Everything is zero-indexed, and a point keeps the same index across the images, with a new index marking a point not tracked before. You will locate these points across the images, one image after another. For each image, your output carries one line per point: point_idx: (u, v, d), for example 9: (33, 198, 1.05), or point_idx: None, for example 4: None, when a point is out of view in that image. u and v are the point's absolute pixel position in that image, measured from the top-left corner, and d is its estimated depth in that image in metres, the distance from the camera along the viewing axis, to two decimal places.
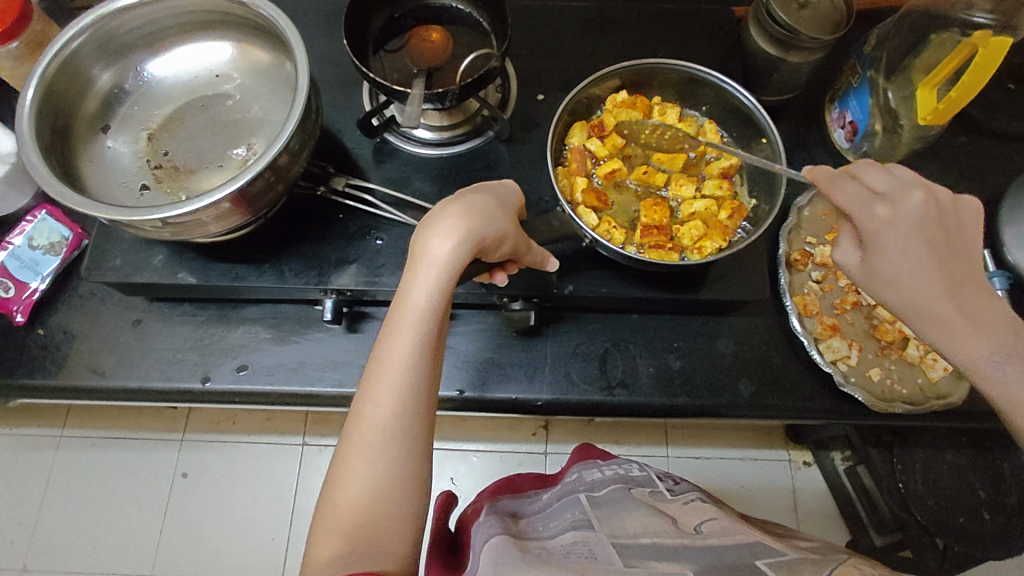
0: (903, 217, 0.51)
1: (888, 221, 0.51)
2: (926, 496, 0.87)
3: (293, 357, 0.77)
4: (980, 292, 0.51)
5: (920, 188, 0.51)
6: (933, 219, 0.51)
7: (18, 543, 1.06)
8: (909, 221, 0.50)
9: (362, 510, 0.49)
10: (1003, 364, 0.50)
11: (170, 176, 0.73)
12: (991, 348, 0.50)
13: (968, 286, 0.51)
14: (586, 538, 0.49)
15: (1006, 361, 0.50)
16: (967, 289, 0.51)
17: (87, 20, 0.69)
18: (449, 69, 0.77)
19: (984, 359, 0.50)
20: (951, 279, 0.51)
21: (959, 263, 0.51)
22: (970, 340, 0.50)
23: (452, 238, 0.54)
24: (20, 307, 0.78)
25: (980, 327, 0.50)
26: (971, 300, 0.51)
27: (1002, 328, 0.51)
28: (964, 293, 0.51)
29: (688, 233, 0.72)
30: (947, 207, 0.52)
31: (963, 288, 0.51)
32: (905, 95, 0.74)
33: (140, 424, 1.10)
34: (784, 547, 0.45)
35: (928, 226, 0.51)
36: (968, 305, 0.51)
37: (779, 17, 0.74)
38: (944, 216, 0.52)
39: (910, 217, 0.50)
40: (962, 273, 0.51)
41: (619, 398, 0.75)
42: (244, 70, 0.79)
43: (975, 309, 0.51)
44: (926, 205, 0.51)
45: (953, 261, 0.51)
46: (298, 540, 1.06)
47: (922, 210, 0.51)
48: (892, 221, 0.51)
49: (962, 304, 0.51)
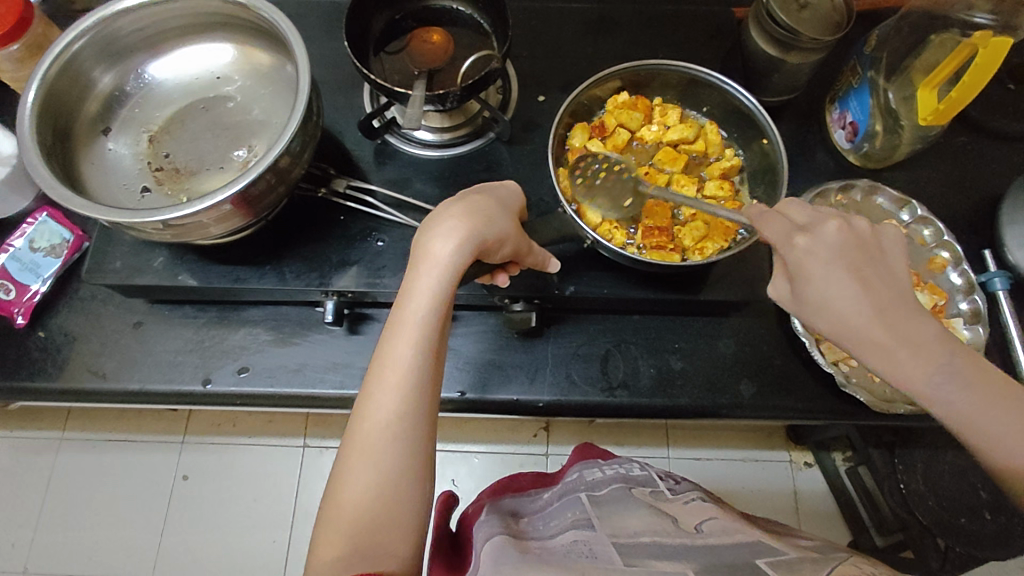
0: (825, 247, 0.49)
1: (809, 251, 0.50)
2: (927, 496, 0.88)
3: (294, 360, 0.77)
4: (912, 315, 0.49)
5: (836, 218, 0.51)
6: (854, 247, 0.50)
7: (18, 546, 1.05)
8: (829, 250, 0.49)
9: (367, 511, 0.49)
10: (943, 385, 0.48)
11: (170, 178, 0.73)
12: (932, 370, 0.48)
13: (900, 311, 0.49)
14: (586, 537, 0.48)
15: (946, 382, 0.48)
16: (898, 313, 0.49)
17: (88, 22, 0.69)
18: (450, 71, 0.77)
19: (926, 382, 0.48)
20: (881, 304, 0.49)
21: (887, 287, 0.49)
22: (909, 365, 0.48)
23: (455, 239, 0.54)
24: (21, 310, 0.78)
25: (916, 350, 0.48)
26: (906, 324, 0.49)
27: (939, 350, 0.49)
28: (897, 317, 0.49)
29: (688, 234, 0.72)
30: (865, 234, 0.51)
31: (896, 312, 0.49)
32: (906, 95, 0.74)
33: (140, 426, 1.10)
34: (784, 547, 0.45)
35: (850, 252, 0.49)
36: (903, 329, 0.49)
37: (779, 18, 0.74)
38: (864, 242, 0.51)
39: (829, 246, 0.49)
40: (894, 297, 0.49)
41: (620, 399, 0.75)
42: (245, 72, 0.79)
43: (912, 333, 0.49)
44: (843, 233, 0.50)
45: (881, 285, 0.49)
46: (299, 542, 1.06)
47: (839, 238, 0.50)
48: (815, 252, 0.49)
49: (896, 329, 0.48)
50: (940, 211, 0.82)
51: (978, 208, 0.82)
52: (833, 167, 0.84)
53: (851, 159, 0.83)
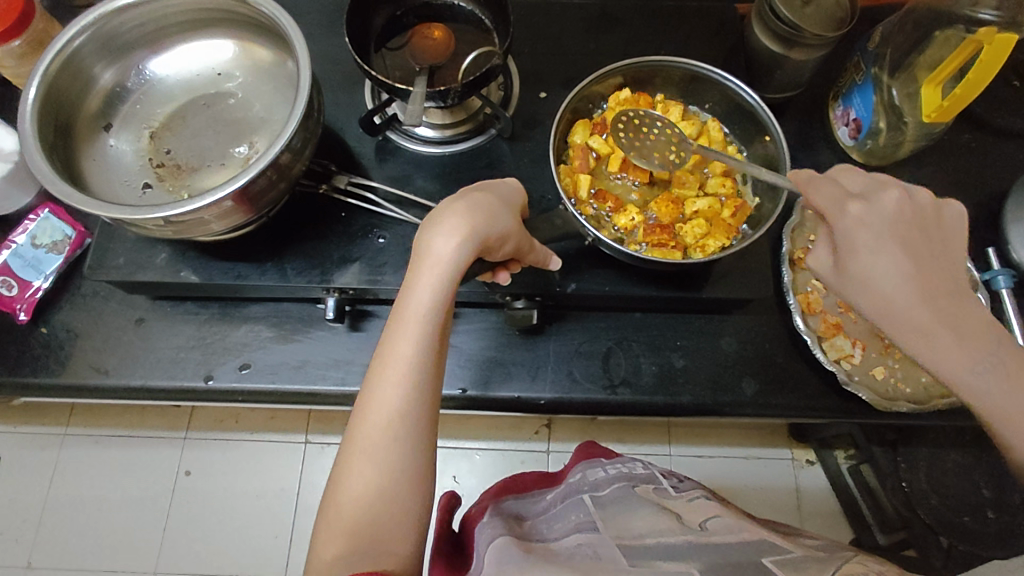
0: (880, 219, 0.51)
1: (861, 221, 0.52)
2: (930, 496, 0.87)
3: (295, 356, 0.77)
4: (956, 299, 0.51)
5: (896, 190, 0.53)
6: (909, 222, 0.52)
7: (21, 540, 1.06)
8: (884, 222, 0.51)
9: (364, 509, 0.49)
10: (982, 371, 0.50)
11: (172, 175, 0.73)
12: (971, 353, 0.50)
13: (946, 293, 0.51)
14: (590, 539, 0.48)
15: (987, 366, 0.50)
16: (943, 291, 0.51)
17: (89, 19, 0.69)
18: (451, 67, 0.77)
19: (964, 365, 0.50)
20: (929, 284, 0.51)
21: (938, 267, 0.52)
22: (950, 346, 0.50)
23: (456, 236, 0.54)
24: (23, 306, 0.78)
25: (959, 332, 0.50)
26: (950, 305, 0.51)
27: (979, 331, 0.51)
28: (941, 297, 0.51)
29: (690, 232, 0.72)
30: (923, 210, 0.53)
31: (940, 293, 0.51)
32: (910, 91, 0.74)
33: (142, 422, 1.10)
34: (787, 543, 0.45)
35: (903, 229, 0.51)
36: (948, 311, 0.51)
37: (783, 14, 0.74)
38: (918, 219, 0.52)
39: (885, 218, 0.51)
40: (940, 275, 0.52)
41: (622, 397, 0.75)
42: (246, 68, 0.79)
43: (956, 315, 0.51)
44: (900, 207, 0.52)
45: (932, 265, 0.51)
46: (300, 537, 1.06)
47: (896, 210, 0.51)
48: (869, 224, 0.51)
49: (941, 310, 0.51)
50: None
51: (982, 206, 0.81)
52: (836, 164, 0.83)
53: (856, 157, 0.82)
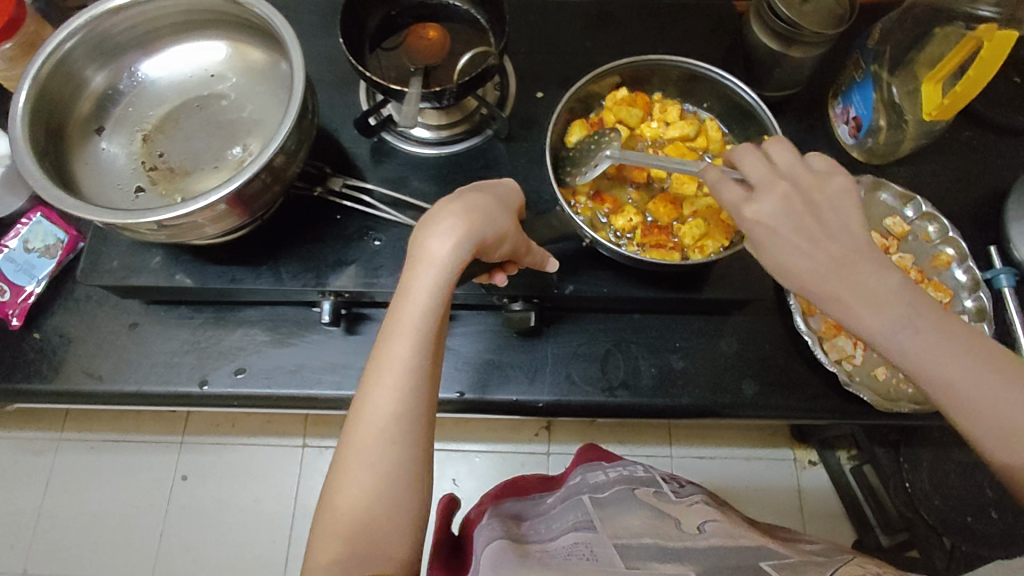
0: (773, 212, 0.50)
1: (756, 220, 0.50)
2: (933, 496, 0.87)
3: (291, 360, 0.76)
4: (867, 270, 0.47)
5: (785, 180, 0.51)
6: (800, 208, 0.50)
7: (17, 547, 1.05)
8: (775, 212, 0.50)
9: (361, 515, 0.48)
10: (904, 339, 0.46)
11: (165, 178, 0.72)
12: (892, 322, 0.46)
13: (852, 267, 0.48)
14: (587, 538, 0.48)
15: (909, 335, 0.46)
16: (853, 264, 0.48)
17: (79, 21, 0.68)
18: (447, 67, 0.76)
19: (889, 335, 0.46)
20: (835, 261, 0.48)
21: (841, 242, 0.48)
22: (865, 318, 0.47)
23: (454, 237, 0.53)
24: (16, 311, 0.77)
25: (870, 303, 0.47)
26: (859, 278, 0.47)
27: (901, 300, 0.46)
28: (850, 271, 0.48)
29: (688, 232, 0.71)
30: (814, 191, 0.50)
31: (846, 267, 0.48)
32: (910, 89, 0.73)
33: (138, 427, 1.09)
34: (788, 551, 0.44)
35: (795, 217, 0.49)
36: (856, 285, 0.47)
37: (781, 12, 0.73)
38: (814, 202, 0.50)
39: (777, 208, 0.50)
40: (845, 248, 0.48)
41: (621, 399, 0.74)
42: (239, 70, 0.78)
43: (866, 287, 0.47)
44: (788, 198, 0.50)
45: (833, 242, 0.48)
46: (298, 542, 1.06)
47: (786, 201, 0.50)
48: (763, 220, 0.50)
49: (847, 285, 0.47)
50: (945, 207, 0.81)
51: (983, 204, 0.81)
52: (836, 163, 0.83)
53: (855, 156, 0.81)
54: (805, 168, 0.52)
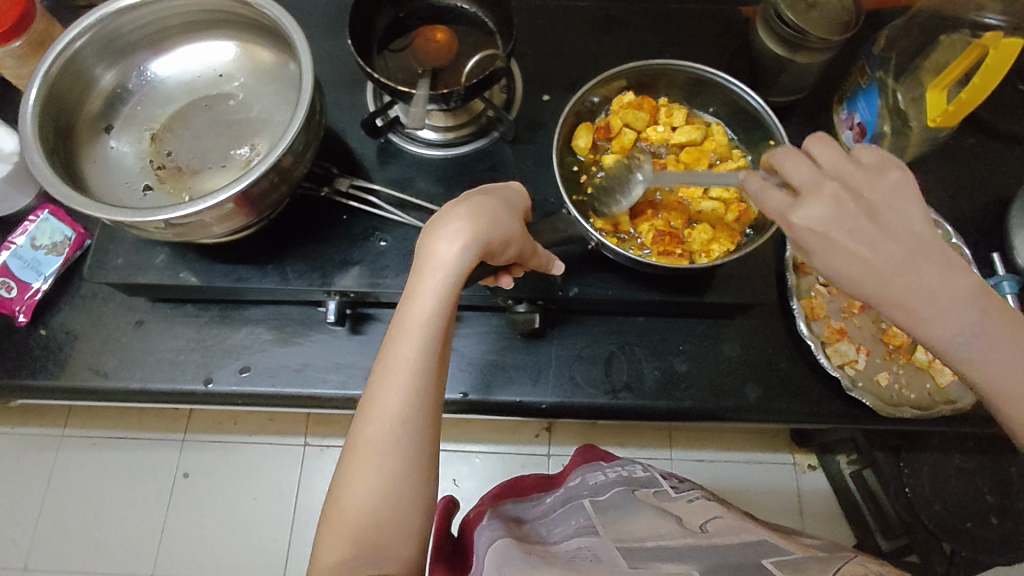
0: (827, 217, 0.47)
1: (808, 229, 0.48)
2: (932, 501, 0.86)
3: (296, 359, 0.76)
4: (933, 272, 0.46)
5: (835, 181, 0.48)
6: (857, 214, 0.47)
7: (19, 541, 1.05)
8: (829, 222, 0.47)
9: (367, 514, 0.48)
10: (967, 343, 0.46)
11: (172, 176, 0.73)
12: (958, 325, 0.46)
13: (917, 271, 0.46)
14: (590, 543, 0.48)
15: (971, 336, 0.46)
16: (918, 270, 0.46)
17: (90, 20, 0.68)
18: (454, 69, 0.77)
19: (952, 338, 0.46)
20: (901, 267, 0.46)
21: (904, 245, 0.46)
22: (932, 323, 0.46)
23: (460, 239, 0.53)
24: (22, 308, 0.78)
25: (937, 307, 0.46)
26: (925, 280, 0.46)
27: (969, 306, 0.46)
28: (915, 276, 0.46)
29: (697, 237, 0.71)
30: (867, 191, 0.48)
31: (913, 271, 0.46)
32: (915, 96, 0.74)
33: (140, 424, 1.09)
34: (791, 545, 0.44)
35: (851, 222, 0.47)
36: (923, 289, 0.46)
37: (788, 18, 0.74)
38: (868, 205, 0.47)
39: (832, 216, 0.47)
40: (911, 251, 0.46)
41: (624, 401, 0.74)
42: (247, 70, 0.79)
43: (932, 292, 0.46)
44: (841, 203, 0.47)
45: (895, 246, 0.47)
46: (299, 540, 1.06)
47: (838, 208, 0.47)
48: (815, 227, 0.48)
49: (914, 289, 0.46)
50: (949, 213, 0.81)
51: (985, 210, 0.81)
52: None
53: None
54: (852, 165, 0.49)
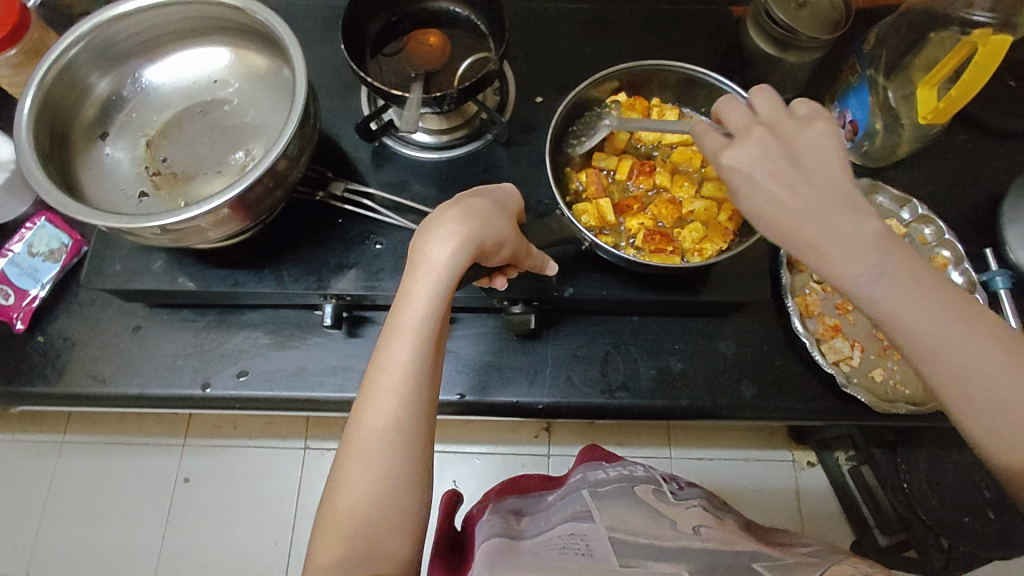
0: (751, 156, 0.47)
1: (734, 168, 0.48)
2: (930, 496, 0.88)
3: (294, 363, 0.77)
4: (843, 212, 0.45)
5: (763, 125, 0.48)
6: (778, 154, 0.47)
7: (20, 548, 1.06)
8: (752, 159, 0.47)
9: (363, 516, 0.48)
10: (874, 286, 0.44)
11: (168, 182, 0.73)
12: (863, 266, 0.44)
13: (830, 209, 0.45)
14: (583, 530, 0.48)
15: (877, 279, 0.44)
16: (829, 209, 0.45)
17: (84, 28, 0.69)
18: (447, 73, 0.77)
19: (856, 280, 0.44)
20: (813, 203, 0.45)
21: (819, 185, 0.46)
22: (838, 261, 0.44)
23: (452, 242, 0.54)
24: (21, 315, 0.78)
25: (843, 245, 0.44)
26: (834, 219, 0.45)
27: (874, 248, 0.44)
28: (824, 214, 0.45)
29: (688, 236, 0.72)
30: (792, 134, 0.48)
31: (824, 209, 0.45)
32: (906, 93, 0.74)
33: (140, 429, 1.10)
34: (782, 553, 0.45)
35: (772, 161, 0.47)
36: (832, 227, 0.45)
37: (778, 17, 0.74)
38: (792, 147, 0.47)
39: (754, 154, 0.47)
40: (823, 190, 0.46)
41: (620, 400, 0.75)
42: (242, 75, 0.79)
43: (841, 230, 0.44)
44: (766, 144, 0.47)
45: (809, 185, 0.46)
46: (300, 543, 1.06)
47: (763, 147, 0.47)
48: (740, 166, 0.48)
49: (822, 226, 0.45)
50: (941, 210, 0.81)
51: (978, 206, 0.81)
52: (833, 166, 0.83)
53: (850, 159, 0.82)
54: (786, 113, 0.49)
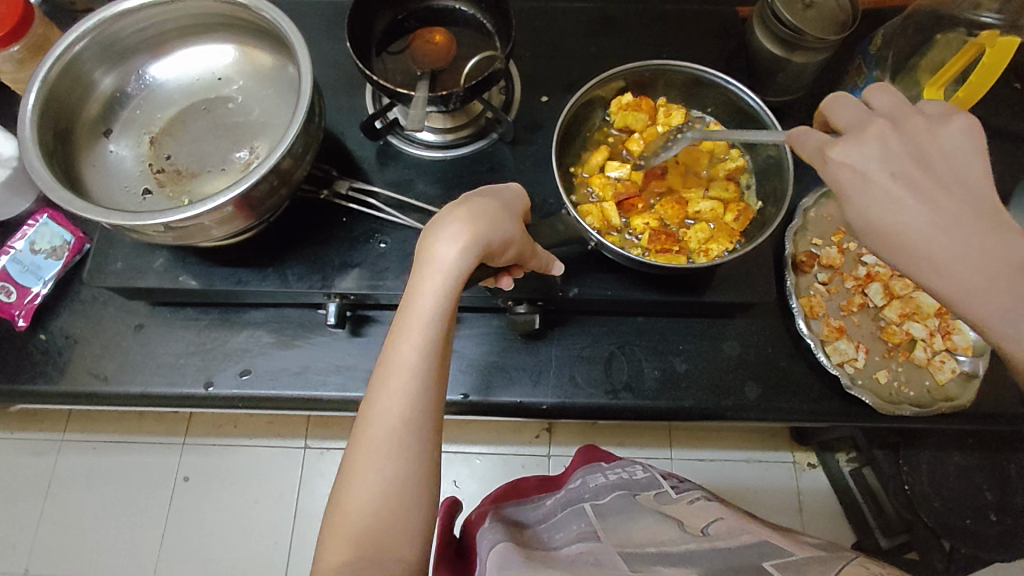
0: (870, 154, 0.46)
1: (847, 166, 0.46)
2: (932, 498, 0.86)
3: (296, 362, 0.76)
4: (979, 226, 0.43)
5: (881, 120, 0.47)
6: (907, 156, 0.45)
7: (18, 547, 1.05)
8: (876, 160, 0.45)
9: (368, 517, 0.48)
10: (1011, 313, 0.42)
11: (172, 180, 0.73)
12: (1001, 291, 0.42)
13: (967, 223, 0.44)
14: (592, 548, 0.48)
15: (1018, 305, 0.42)
16: (962, 224, 0.44)
17: (89, 24, 0.68)
18: (453, 71, 0.77)
19: (989, 304, 0.43)
20: (946, 215, 0.44)
21: (954, 195, 0.44)
22: (975, 285, 0.43)
23: (459, 242, 0.53)
24: (22, 312, 0.78)
25: (982, 266, 0.43)
26: (970, 235, 0.43)
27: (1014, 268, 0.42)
28: (963, 229, 0.44)
29: (694, 236, 0.71)
30: (921, 133, 0.46)
31: (960, 223, 0.44)
32: (912, 95, 0.73)
33: (140, 428, 1.09)
34: (792, 547, 0.44)
35: (897, 163, 0.45)
36: (970, 245, 0.43)
37: (785, 18, 0.74)
38: (920, 152, 0.46)
39: (877, 154, 0.46)
40: (957, 202, 0.44)
41: (624, 401, 0.75)
42: (246, 73, 0.79)
43: (979, 247, 0.43)
44: (889, 142, 0.46)
45: (941, 194, 0.44)
46: (300, 543, 1.06)
47: (885, 146, 0.46)
48: (856, 166, 0.46)
49: (957, 242, 0.43)
50: None
51: None
52: None
53: None
54: (909, 113, 0.48)
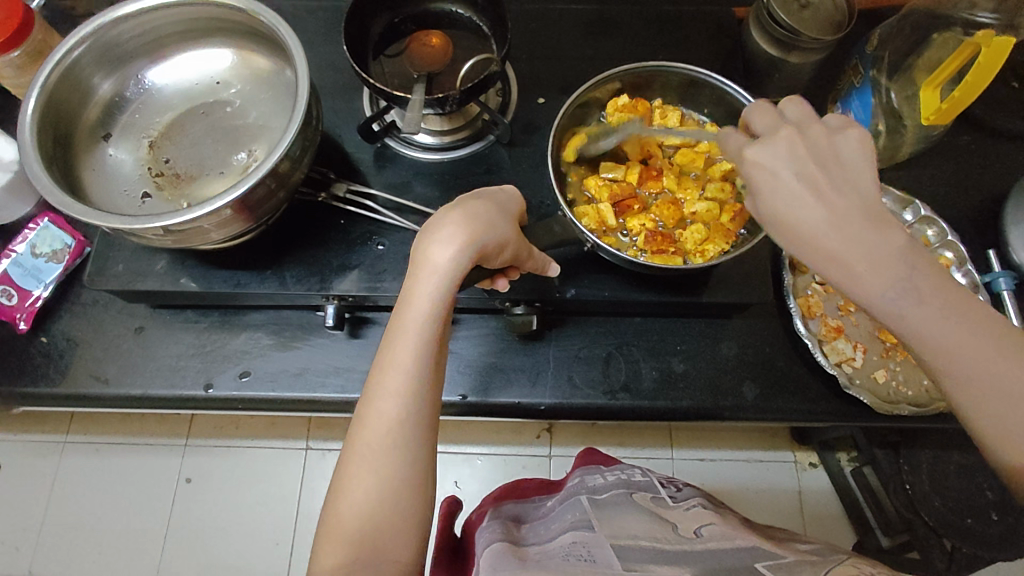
0: (775, 156, 0.46)
1: (756, 164, 0.47)
2: (932, 496, 0.87)
3: (295, 364, 0.77)
4: (871, 224, 0.44)
5: (790, 124, 0.47)
6: (807, 157, 0.46)
7: (22, 547, 1.06)
8: (777, 160, 0.46)
9: (366, 520, 0.48)
10: (897, 299, 0.43)
11: (171, 184, 0.73)
12: (888, 282, 0.43)
13: (862, 222, 0.44)
14: (584, 538, 0.48)
15: (903, 295, 0.43)
16: (856, 221, 0.44)
17: (87, 29, 0.69)
18: (449, 74, 0.77)
19: (877, 294, 0.43)
20: (841, 212, 0.44)
21: (850, 195, 0.45)
22: (865, 277, 0.43)
23: (454, 244, 0.54)
24: (23, 315, 0.78)
25: (872, 260, 0.43)
26: (862, 233, 0.44)
27: (899, 264, 0.43)
28: (855, 227, 0.44)
29: (691, 237, 0.72)
30: (823, 137, 0.47)
31: (853, 221, 0.44)
32: (908, 94, 0.74)
33: (141, 429, 1.10)
34: (783, 550, 0.45)
35: (799, 163, 0.45)
36: (863, 241, 0.44)
37: (781, 18, 0.75)
38: (822, 153, 0.46)
39: (780, 155, 0.46)
40: (854, 203, 0.44)
41: (622, 402, 0.75)
42: (244, 77, 0.79)
43: (869, 244, 0.44)
44: (793, 143, 0.46)
45: (836, 191, 0.45)
46: (301, 543, 1.06)
47: (789, 147, 0.46)
48: (763, 164, 0.46)
49: (852, 238, 0.44)
50: (943, 212, 0.81)
51: (980, 207, 0.81)
52: None
53: None
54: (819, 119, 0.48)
